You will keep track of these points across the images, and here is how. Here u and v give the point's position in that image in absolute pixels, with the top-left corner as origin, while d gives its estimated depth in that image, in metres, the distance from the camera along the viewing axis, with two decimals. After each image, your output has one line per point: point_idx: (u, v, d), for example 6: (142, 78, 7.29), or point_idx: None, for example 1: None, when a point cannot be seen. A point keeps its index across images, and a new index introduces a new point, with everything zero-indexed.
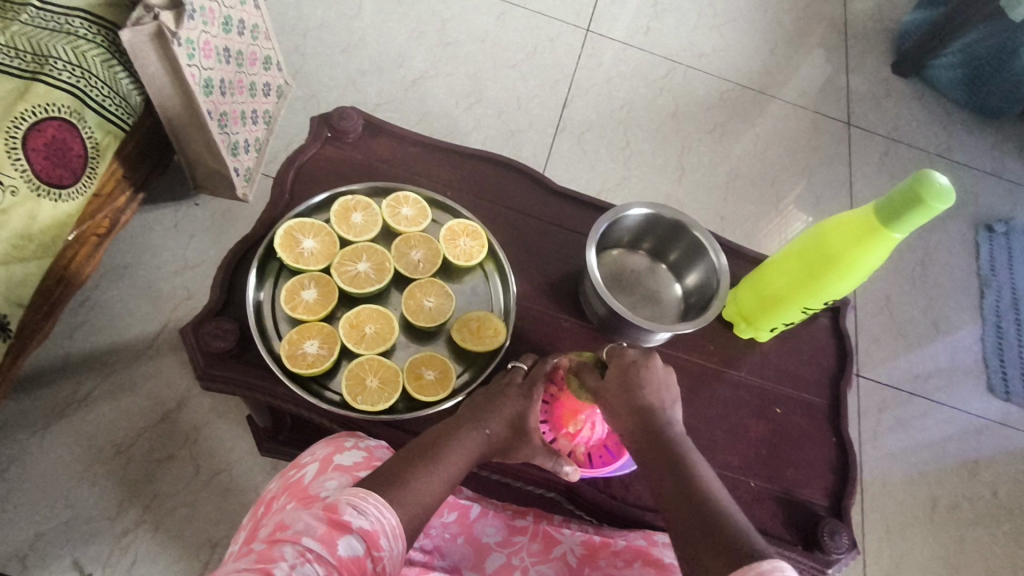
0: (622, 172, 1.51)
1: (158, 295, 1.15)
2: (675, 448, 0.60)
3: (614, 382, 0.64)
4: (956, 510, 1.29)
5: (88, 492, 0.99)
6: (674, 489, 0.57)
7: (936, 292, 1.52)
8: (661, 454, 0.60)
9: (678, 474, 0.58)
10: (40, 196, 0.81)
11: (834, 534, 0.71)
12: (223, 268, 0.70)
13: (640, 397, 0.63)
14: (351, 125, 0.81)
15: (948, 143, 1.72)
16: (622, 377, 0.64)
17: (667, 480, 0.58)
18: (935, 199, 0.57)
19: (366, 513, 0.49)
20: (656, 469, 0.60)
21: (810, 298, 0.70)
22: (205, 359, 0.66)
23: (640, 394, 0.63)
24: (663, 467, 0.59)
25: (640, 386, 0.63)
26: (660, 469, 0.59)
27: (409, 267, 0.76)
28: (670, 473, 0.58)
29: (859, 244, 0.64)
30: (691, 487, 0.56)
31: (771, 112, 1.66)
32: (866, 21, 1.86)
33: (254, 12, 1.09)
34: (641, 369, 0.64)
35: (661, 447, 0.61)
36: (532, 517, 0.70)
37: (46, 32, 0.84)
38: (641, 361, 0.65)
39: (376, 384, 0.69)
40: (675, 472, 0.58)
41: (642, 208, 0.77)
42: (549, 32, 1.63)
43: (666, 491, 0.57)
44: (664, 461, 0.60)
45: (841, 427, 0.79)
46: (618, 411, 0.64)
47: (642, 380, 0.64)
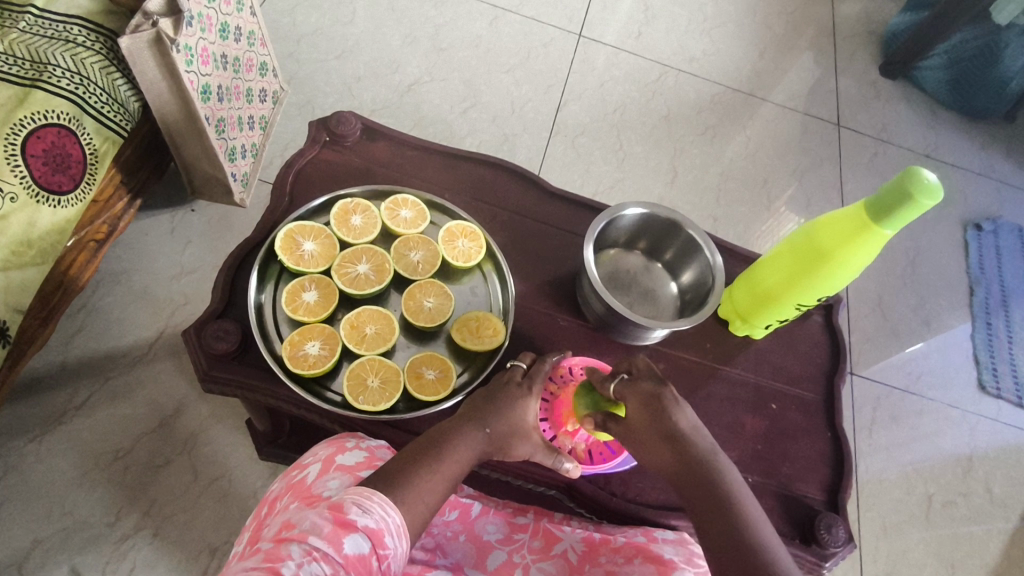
0: (615, 174, 1.52)
1: (155, 301, 1.15)
2: (717, 486, 0.60)
3: (641, 416, 0.63)
4: (950, 505, 1.31)
5: (86, 499, 0.99)
6: (720, 534, 0.57)
7: (926, 291, 1.55)
8: (704, 493, 0.60)
9: (724, 518, 0.58)
10: (39, 203, 0.82)
11: (831, 529, 0.72)
12: (223, 271, 0.71)
13: (668, 422, 0.62)
14: (349, 128, 0.82)
15: (936, 144, 1.74)
16: (650, 412, 0.62)
17: (714, 522, 0.58)
18: (924, 196, 0.59)
19: (371, 512, 0.50)
20: (701, 507, 0.59)
21: (804, 294, 0.71)
22: (207, 361, 0.67)
23: (675, 428, 0.61)
24: (703, 500, 0.59)
25: (671, 421, 0.62)
26: (701, 508, 0.59)
27: (408, 268, 0.77)
28: (717, 516, 0.58)
29: (851, 240, 0.65)
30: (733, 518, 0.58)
31: (761, 114, 1.68)
32: (853, 24, 1.89)
33: (250, 19, 1.10)
34: (667, 401, 0.62)
35: (703, 484, 0.60)
36: (532, 515, 0.71)
37: (44, 40, 0.85)
38: (668, 394, 0.63)
39: (377, 384, 0.70)
40: (721, 513, 0.58)
41: (638, 208, 0.78)
42: (543, 37, 1.65)
43: (713, 535, 0.58)
44: (706, 498, 0.59)
45: (836, 423, 0.80)
46: (648, 437, 0.63)
47: (673, 414, 0.62)
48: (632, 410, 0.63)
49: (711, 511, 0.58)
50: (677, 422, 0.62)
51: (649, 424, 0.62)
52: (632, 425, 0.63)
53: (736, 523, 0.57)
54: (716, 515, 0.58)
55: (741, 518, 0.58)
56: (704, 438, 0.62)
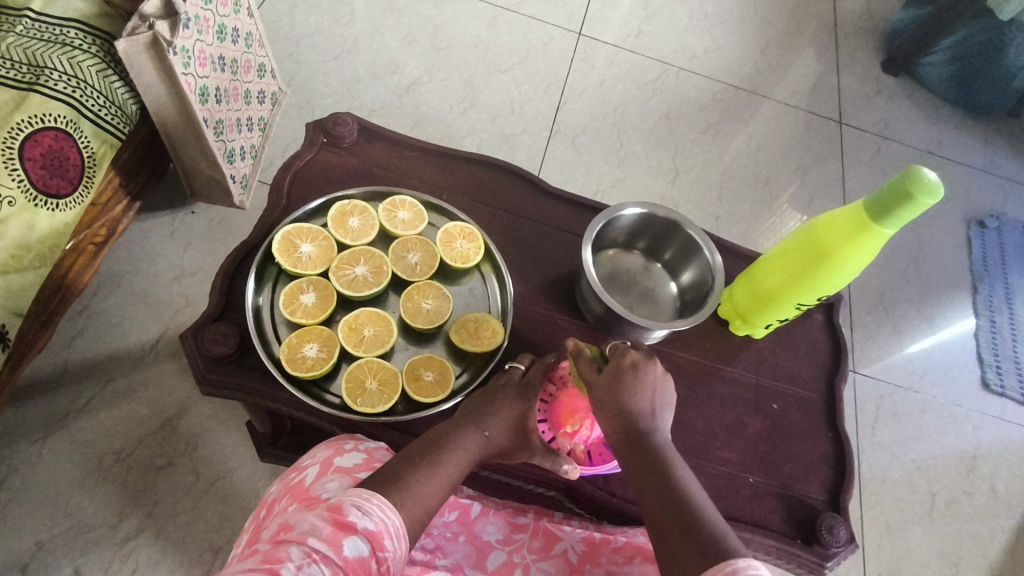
0: (616, 173, 1.52)
1: (155, 303, 1.15)
2: (655, 451, 0.59)
3: (602, 386, 0.63)
4: (954, 504, 1.30)
5: (87, 502, 0.99)
6: (654, 494, 0.56)
7: (929, 288, 1.54)
8: (646, 463, 0.58)
9: (661, 484, 0.57)
10: (37, 207, 0.82)
11: (832, 529, 0.72)
12: (221, 273, 0.71)
13: (625, 389, 0.62)
14: (347, 130, 0.81)
15: (938, 140, 1.73)
16: (613, 377, 0.62)
17: (652, 489, 0.57)
18: (925, 195, 0.58)
19: (370, 514, 0.50)
20: (640, 474, 0.58)
21: (804, 294, 0.70)
22: (205, 364, 0.67)
23: (631, 400, 0.61)
24: (640, 463, 0.59)
25: (626, 387, 0.62)
26: (641, 477, 0.58)
27: (407, 269, 0.77)
28: (654, 482, 0.57)
29: (852, 240, 0.64)
30: (667, 479, 0.57)
31: (762, 112, 1.68)
32: (855, 20, 1.88)
33: (248, 20, 1.10)
34: (630, 370, 0.62)
35: (642, 449, 0.60)
36: (532, 514, 0.70)
37: (41, 43, 0.85)
38: (630, 362, 0.63)
39: (376, 387, 0.69)
40: (659, 479, 0.57)
41: (636, 208, 0.78)
42: (542, 36, 1.64)
43: (647, 496, 0.57)
44: (648, 467, 0.58)
45: (837, 422, 0.80)
46: (602, 410, 0.62)
47: (636, 384, 0.62)
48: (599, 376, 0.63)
49: (650, 479, 0.57)
50: (630, 389, 0.62)
51: (607, 395, 0.62)
52: (593, 389, 0.63)
53: (670, 483, 0.57)
54: (654, 481, 0.57)
55: (677, 480, 0.57)
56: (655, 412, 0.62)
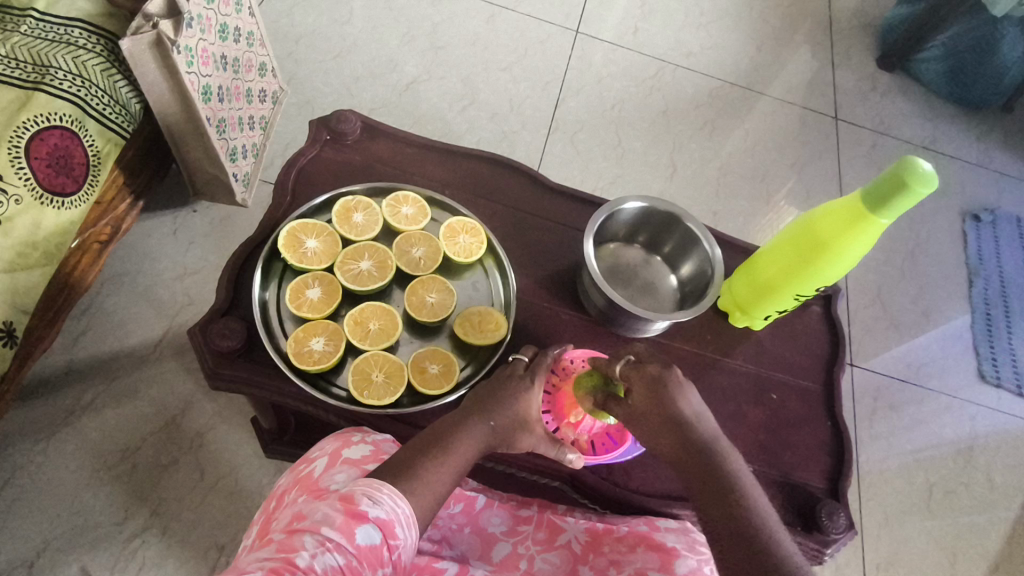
0: (614, 169, 1.53)
1: (159, 301, 1.16)
2: (718, 469, 0.60)
3: (646, 399, 0.64)
4: (952, 495, 1.32)
5: (94, 499, 1.00)
6: (719, 515, 0.58)
7: (925, 282, 1.55)
8: (707, 475, 0.60)
9: (721, 487, 0.59)
10: (43, 205, 0.83)
11: (832, 515, 0.73)
12: (228, 269, 0.71)
13: (674, 409, 0.62)
14: (350, 127, 0.82)
15: (933, 135, 1.75)
16: (654, 399, 0.63)
17: (708, 492, 0.60)
18: (919, 185, 0.60)
19: (382, 503, 0.51)
20: (700, 476, 0.61)
21: (803, 285, 0.72)
22: (213, 358, 0.67)
23: (678, 408, 0.62)
24: (702, 482, 0.60)
25: (677, 408, 0.62)
26: (696, 479, 0.61)
27: (411, 264, 0.77)
28: (713, 485, 0.60)
29: (849, 230, 0.66)
30: (733, 500, 0.58)
31: (759, 108, 1.69)
32: (850, 17, 1.90)
33: (249, 20, 1.10)
34: (669, 385, 0.63)
35: (704, 468, 0.61)
36: (536, 506, 0.71)
37: (46, 43, 0.86)
38: (672, 378, 0.63)
39: (382, 379, 0.70)
40: (717, 482, 0.60)
41: (637, 201, 0.79)
42: (540, 34, 1.65)
43: (711, 519, 0.58)
44: (703, 470, 0.61)
45: (836, 412, 0.81)
46: (648, 412, 0.64)
47: (675, 398, 0.63)
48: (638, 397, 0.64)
49: (707, 485, 0.60)
50: (682, 410, 0.62)
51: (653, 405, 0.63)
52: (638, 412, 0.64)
53: (734, 505, 0.58)
54: (714, 493, 0.59)
55: (741, 500, 0.58)
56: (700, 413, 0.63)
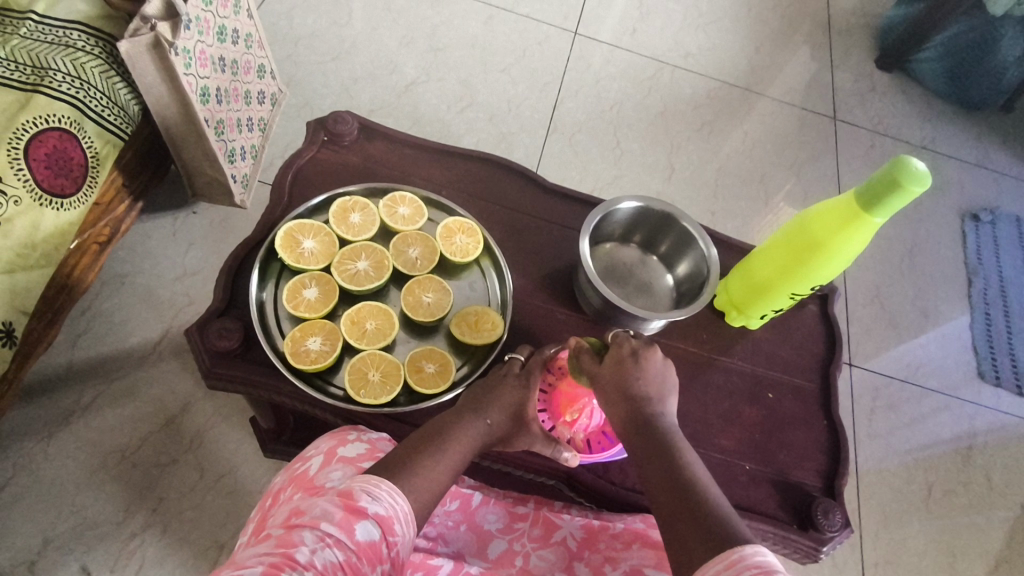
0: (612, 170, 1.53)
1: (158, 302, 1.16)
2: (665, 441, 0.60)
3: (609, 372, 0.65)
4: (951, 494, 1.32)
5: (93, 499, 1.00)
6: (660, 482, 0.57)
7: (924, 282, 1.55)
8: (654, 444, 0.60)
9: (669, 465, 0.58)
10: (42, 206, 0.83)
11: (828, 513, 0.73)
12: (225, 270, 0.72)
13: (635, 383, 0.63)
14: (347, 128, 0.83)
15: (932, 135, 1.75)
16: (619, 369, 0.64)
17: (655, 474, 0.58)
18: (912, 184, 0.60)
19: (380, 500, 0.51)
20: (648, 458, 0.60)
21: (797, 284, 0.72)
22: (211, 358, 0.68)
23: (637, 382, 0.63)
24: (648, 450, 0.60)
25: (635, 380, 0.63)
26: (645, 462, 0.60)
27: (407, 264, 0.78)
28: (661, 464, 0.59)
29: (843, 229, 0.66)
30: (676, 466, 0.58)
31: (758, 109, 1.69)
32: (848, 18, 1.90)
33: (247, 21, 1.11)
34: (639, 361, 0.64)
35: (652, 439, 0.61)
36: (532, 504, 0.72)
37: (45, 45, 0.86)
38: (642, 354, 0.65)
39: (378, 378, 0.70)
40: (667, 463, 0.58)
41: (632, 201, 0.79)
42: (538, 35, 1.66)
43: (653, 485, 0.58)
44: (655, 453, 0.60)
45: (832, 410, 0.81)
46: (608, 399, 0.64)
47: (640, 372, 0.64)
48: (605, 366, 0.65)
49: (656, 467, 0.59)
50: (638, 383, 0.63)
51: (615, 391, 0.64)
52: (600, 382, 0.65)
53: (676, 471, 0.58)
54: (660, 460, 0.59)
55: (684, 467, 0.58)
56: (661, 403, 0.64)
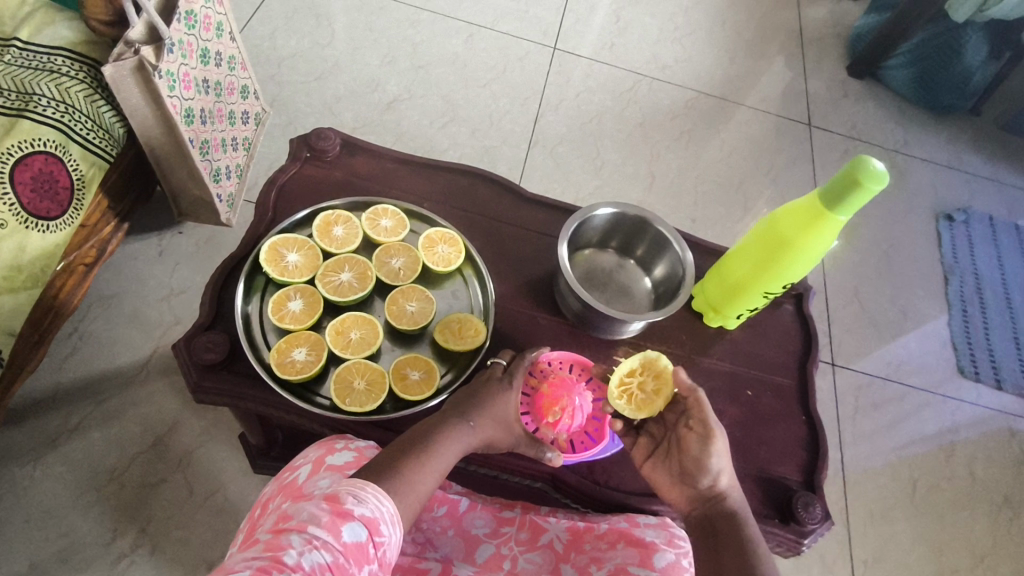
0: (594, 181, 1.56)
1: (146, 322, 1.17)
2: (741, 534, 0.62)
3: (690, 454, 0.65)
4: (936, 489, 1.34)
5: (82, 520, 1.00)
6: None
7: (902, 282, 1.59)
8: (726, 535, 0.62)
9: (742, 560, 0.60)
10: (28, 229, 0.85)
11: (808, 506, 0.74)
12: (211, 285, 0.73)
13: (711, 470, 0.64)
14: (329, 144, 0.85)
15: (904, 139, 1.80)
16: (696, 453, 0.64)
17: (727, 559, 0.60)
18: (870, 182, 0.62)
19: (366, 502, 0.52)
20: (718, 549, 0.61)
21: (770, 281, 0.74)
22: (197, 371, 0.69)
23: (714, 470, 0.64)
24: (723, 542, 0.62)
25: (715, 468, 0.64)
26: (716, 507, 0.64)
27: (390, 274, 0.79)
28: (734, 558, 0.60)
29: (809, 228, 0.68)
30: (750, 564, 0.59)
31: (734, 117, 1.73)
32: (819, 28, 1.96)
33: (230, 44, 1.13)
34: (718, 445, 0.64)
35: (728, 531, 0.62)
36: (519, 509, 0.72)
37: (30, 71, 0.88)
38: (720, 436, 0.65)
39: (364, 387, 0.72)
40: (737, 556, 0.60)
41: (608, 208, 0.81)
42: (518, 51, 1.70)
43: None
44: (729, 543, 0.61)
45: (810, 406, 0.83)
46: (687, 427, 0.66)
47: (718, 458, 0.64)
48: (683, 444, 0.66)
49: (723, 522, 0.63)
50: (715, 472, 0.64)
51: (695, 463, 0.64)
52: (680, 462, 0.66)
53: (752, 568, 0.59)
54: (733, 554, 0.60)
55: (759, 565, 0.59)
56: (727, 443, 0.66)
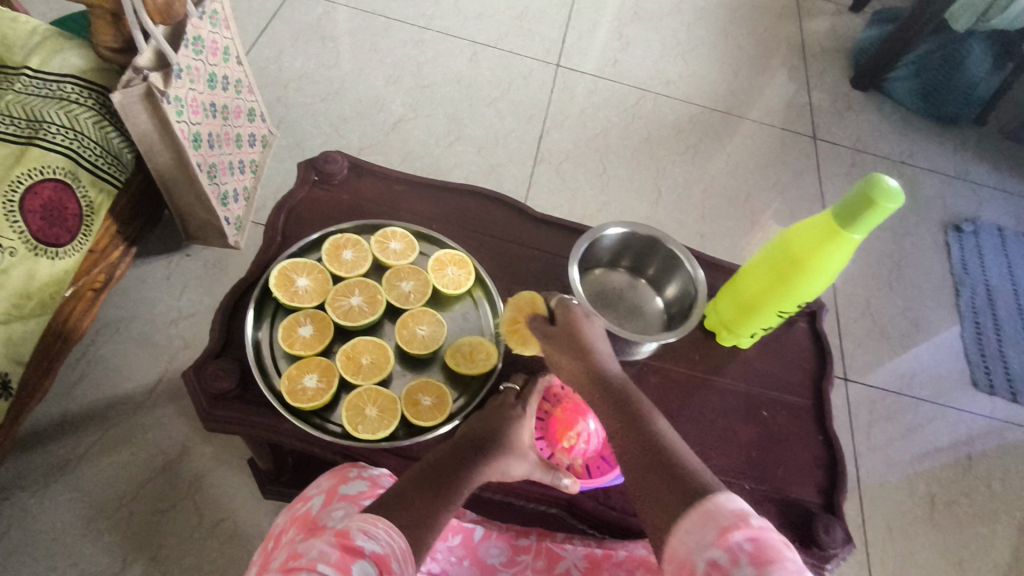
0: (600, 197, 1.56)
1: (154, 346, 1.17)
2: (624, 397, 0.60)
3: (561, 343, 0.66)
4: (954, 505, 1.31)
5: (90, 548, 0.99)
6: (631, 445, 0.56)
7: (912, 293, 1.58)
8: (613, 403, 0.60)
9: (630, 426, 0.57)
10: (37, 256, 0.85)
11: (829, 529, 0.73)
12: (221, 311, 0.73)
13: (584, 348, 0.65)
14: (337, 167, 0.85)
15: (910, 150, 1.80)
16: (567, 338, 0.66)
17: (620, 428, 0.58)
18: (885, 201, 0.61)
19: (377, 538, 0.51)
20: (610, 420, 0.59)
21: (783, 301, 0.73)
22: (209, 400, 0.68)
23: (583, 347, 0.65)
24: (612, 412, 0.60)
25: (585, 345, 0.65)
26: (616, 423, 0.58)
27: (401, 298, 0.79)
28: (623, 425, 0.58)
29: (822, 246, 0.67)
30: (644, 427, 0.57)
31: (738, 131, 1.73)
32: (821, 41, 1.97)
33: (237, 68, 1.13)
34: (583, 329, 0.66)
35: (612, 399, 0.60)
36: (534, 535, 0.71)
37: (40, 99, 0.89)
38: (580, 321, 0.67)
39: (376, 414, 0.71)
40: (624, 418, 0.58)
41: (619, 227, 0.80)
42: (522, 69, 1.70)
43: (624, 451, 0.57)
44: (614, 408, 0.60)
45: (827, 425, 0.81)
46: (570, 366, 0.65)
47: (587, 336, 0.66)
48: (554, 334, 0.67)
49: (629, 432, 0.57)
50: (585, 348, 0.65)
51: (566, 345, 0.65)
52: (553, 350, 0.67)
53: (641, 429, 0.57)
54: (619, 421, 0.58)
55: (646, 424, 0.57)
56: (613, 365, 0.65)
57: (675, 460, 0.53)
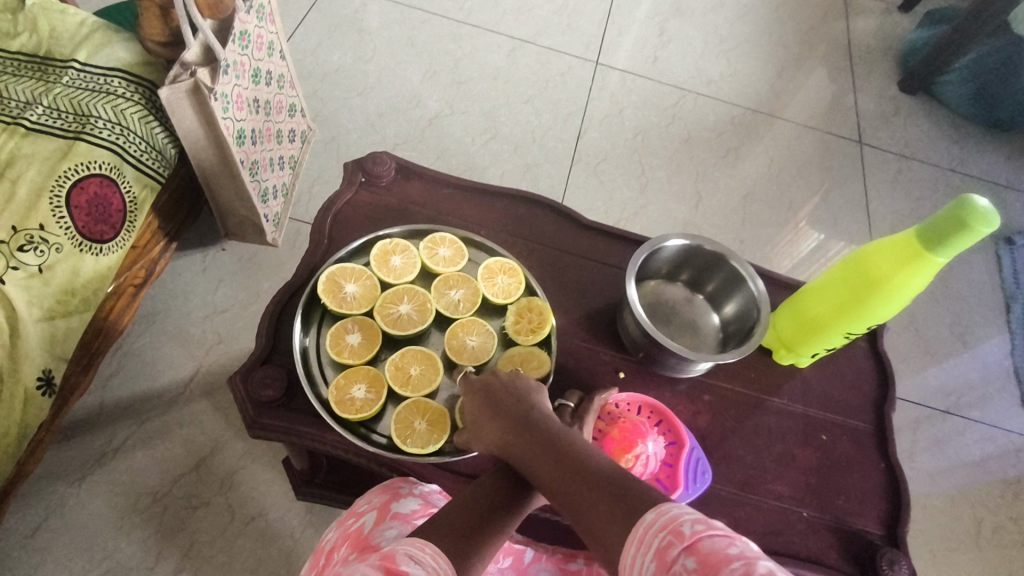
0: (638, 200, 1.52)
1: (189, 341, 1.16)
2: (546, 436, 0.59)
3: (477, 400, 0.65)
4: (1002, 531, 1.26)
5: (125, 543, 0.99)
6: (562, 479, 0.55)
7: (961, 307, 1.52)
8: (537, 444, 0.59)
9: (557, 460, 0.57)
10: (82, 252, 0.84)
11: (893, 564, 0.70)
12: (268, 316, 0.71)
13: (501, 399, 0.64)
14: (385, 169, 0.83)
15: (961, 157, 1.73)
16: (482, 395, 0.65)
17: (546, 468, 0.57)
18: (979, 223, 0.58)
19: (424, 564, 0.47)
20: (538, 461, 0.58)
21: (853, 323, 0.69)
22: (255, 408, 0.66)
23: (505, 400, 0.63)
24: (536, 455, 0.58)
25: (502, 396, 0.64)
26: (544, 463, 0.57)
27: (450, 306, 0.76)
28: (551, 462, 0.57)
29: (903, 268, 0.64)
30: (571, 459, 0.56)
31: (780, 133, 1.68)
32: (869, 41, 1.90)
33: (280, 63, 1.11)
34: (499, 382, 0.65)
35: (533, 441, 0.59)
36: (583, 560, 0.69)
37: (86, 92, 0.88)
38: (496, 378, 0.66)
39: (425, 427, 0.69)
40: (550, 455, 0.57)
41: (678, 239, 0.77)
42: (561, 66, 1.67)
43: (556, 487, 0.55)
44: (537, 448, 0.59)
45: (889, 451, 0.78)
46: (488, 430, 0.63)
47: (505, 390, 0.64)
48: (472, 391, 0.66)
49: (561, 469, 0.56)
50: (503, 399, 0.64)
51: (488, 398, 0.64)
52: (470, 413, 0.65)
53: (569, 461, 0.56)
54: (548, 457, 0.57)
55: (573, 454, 0.56)
56: (540, 406, 0.63)
57: (606, 477, 0.53)
